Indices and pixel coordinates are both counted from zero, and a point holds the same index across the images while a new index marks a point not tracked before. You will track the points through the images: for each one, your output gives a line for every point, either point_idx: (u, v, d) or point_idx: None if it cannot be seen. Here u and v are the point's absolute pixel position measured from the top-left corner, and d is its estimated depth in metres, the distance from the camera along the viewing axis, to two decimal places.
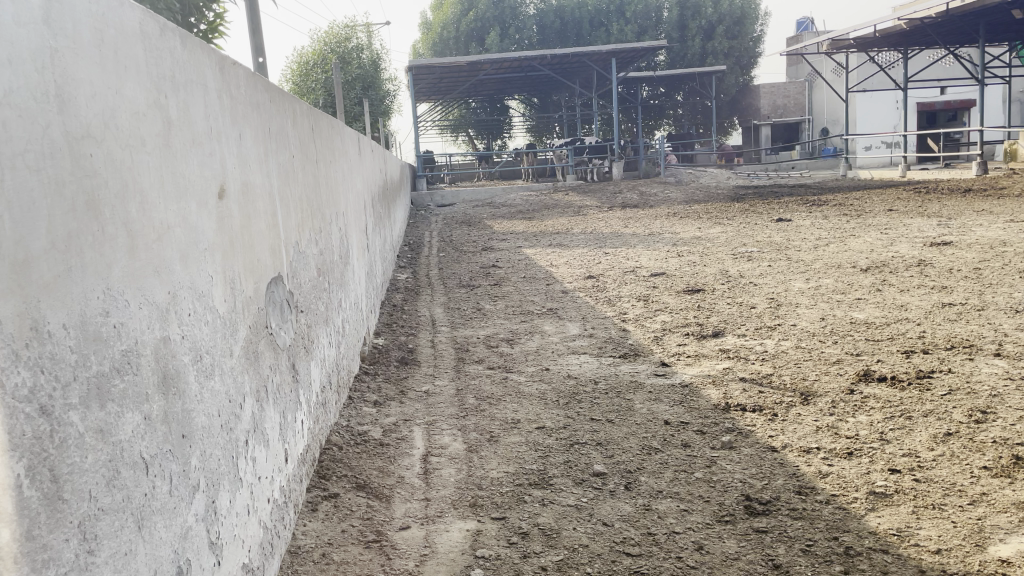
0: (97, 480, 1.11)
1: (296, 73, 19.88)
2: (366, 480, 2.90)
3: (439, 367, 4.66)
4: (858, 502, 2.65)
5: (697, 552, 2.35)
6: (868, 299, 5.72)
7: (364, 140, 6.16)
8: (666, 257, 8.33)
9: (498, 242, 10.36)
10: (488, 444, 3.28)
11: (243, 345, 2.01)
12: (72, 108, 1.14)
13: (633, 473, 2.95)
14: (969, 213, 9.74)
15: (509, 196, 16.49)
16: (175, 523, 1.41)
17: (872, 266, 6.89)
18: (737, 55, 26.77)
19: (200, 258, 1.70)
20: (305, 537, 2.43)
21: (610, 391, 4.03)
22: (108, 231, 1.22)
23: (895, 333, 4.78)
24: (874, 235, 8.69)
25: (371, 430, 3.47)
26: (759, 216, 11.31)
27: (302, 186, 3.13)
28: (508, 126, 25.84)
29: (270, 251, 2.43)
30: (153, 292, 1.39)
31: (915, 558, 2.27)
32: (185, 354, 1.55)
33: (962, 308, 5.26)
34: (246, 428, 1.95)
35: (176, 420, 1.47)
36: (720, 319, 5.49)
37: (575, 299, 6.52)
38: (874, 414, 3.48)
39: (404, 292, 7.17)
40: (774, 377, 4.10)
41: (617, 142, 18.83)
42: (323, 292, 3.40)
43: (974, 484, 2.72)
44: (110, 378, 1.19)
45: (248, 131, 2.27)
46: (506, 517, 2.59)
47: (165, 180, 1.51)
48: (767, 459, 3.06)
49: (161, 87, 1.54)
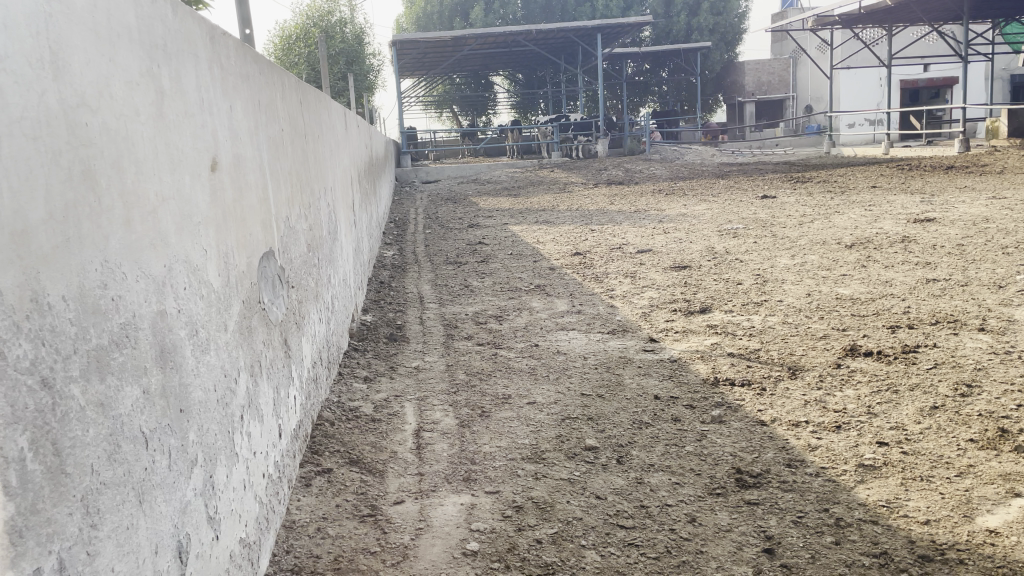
0: (98, 453, 1.10)
1: (278, 47, 19.61)
2: (359, 455, 2.90)
3: (428, 343, 4.65)
4: (847, 474, 2.68)
5: (690, 525, 2.37)
6: (853, 275, 5.76)
7: (350, 115, 6.10)
8: (652, 234, 8.33)
9: (484, 219, 10.33)
10: (479, 419, 3.28)
11: (237, 321, 1.99)
12: (67, 75, 1.11)
13: (625, 447, 2.97)
14: (951, 189, 9.80)
15: (493, 172, 16.44)
16: (175, 497, 1.41)
17: (857, 242, 6.93)
18: (723, 31, 26.76)
19: (194, 231, 1.68)
20: (300, 512, 2.43)
21: (600, 366, 4.05)
22: (105, 202, 1.20)
23: (881, 308, 4.82)
24: (857, 211, 8.73)
25: (362, 405, 3.47)
26: (744, 192, 11.33)
27: (291, 160, 3.10)
28: (493, 102, 25.68)
29: (261, 226, 2.40)
30: (149, 266, 1.37)
31: (904, 528, 2.31)
32: (181, 328, 1.53)
33: (946, 284, 5.30)
34: (240, 403, 1.94)
35: (173, 394, 1.45)
36: (706, 295, 5.51)
37: (562, 276, 6.51)
38: (861, 388, 3.52)
39: (391, 269, 7.15)
40: (762, 353, 4.13)
41: (602, 119, 18.78)
42: (313, 267, 3.39)
43: (961, 456, 2.76)
44: (109, 351, 1.17)
45: (238, 103, 2.24)
46: (500, 491, 2.60)
47: (159, 151, 1.49)
48: (757, 433, 3.08)
49: (154, 57, 1.51)
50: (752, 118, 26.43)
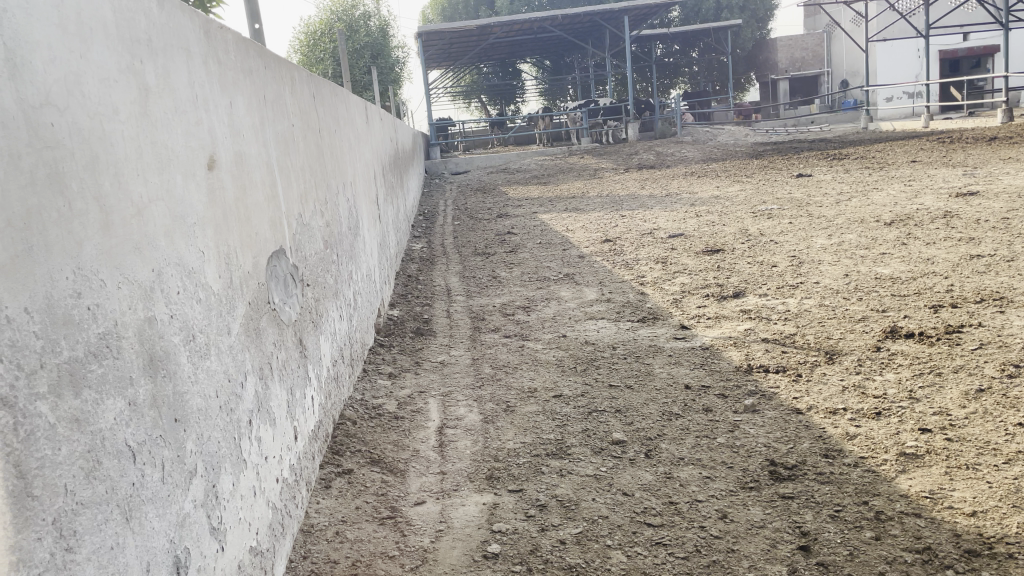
0: (73, 473, 1.06)
1: (303, 43, 19.76)
2: (380, 454, 2.84)
3: (454, 337, 4.58)
4: (889, 464, 2.56)
5: (721, 521, 2.27)
6: (892, 254, 5.56)
7: (372, 108, 6.04)
8: (684, 217, 8.18)
9: (514, 208, 10.25)
10: (504, 414, 3.21)
11: (243, 323, 1.94)
12: (28, 74, 1.06)
13: (653, 440, 2.87)
14: (996, 161, 9.46)
15: (522, 161, 16.35)
16: (170, 511, 1.35)
17: (896, 219, 6.72)
18: (753, 9, 26.37)
19: (188, 232, 1.62)
20: (319, 515, 2.38)
21: (629, 356, 3.95)
22: (77, 206, 1.15)
23: (922, 287, 4.64)
24: (897, 187, 8.47)
25: (385, 403, 3.41)
26: (778, 172, 11.09)
27: (304, 157, 3.04)
28: (522, 90, 25.50)
29: (269, 223, 2.35)
30: (134, 270, 1.32)
31: (949, 521, 2.18)
32: (175, 334, 1.48)
33: (991, 259, 5.09)
34: (248, 408, 1.89)
35: (166, 404, 1.40)
36: (740, 279, 5.36)
37: (591, 264, 6.40)
38: (902, 371, 3.38)
39: (419, 262, 7.11)
40: (797, 337, 3.99)
41: (630, 103, 18.55)
42: (332, 264, 3.33)
43: (1009, 442, 2.62)
44: (85, 363, 1.12)
45: (240, 98, 2.17)
46: (523, 490, 2.52)
47: (144, 151, 1.42)
48: (792, 422, 2.96)
49: (135, 52, 1.45)
50: (785, 96, 25.95)
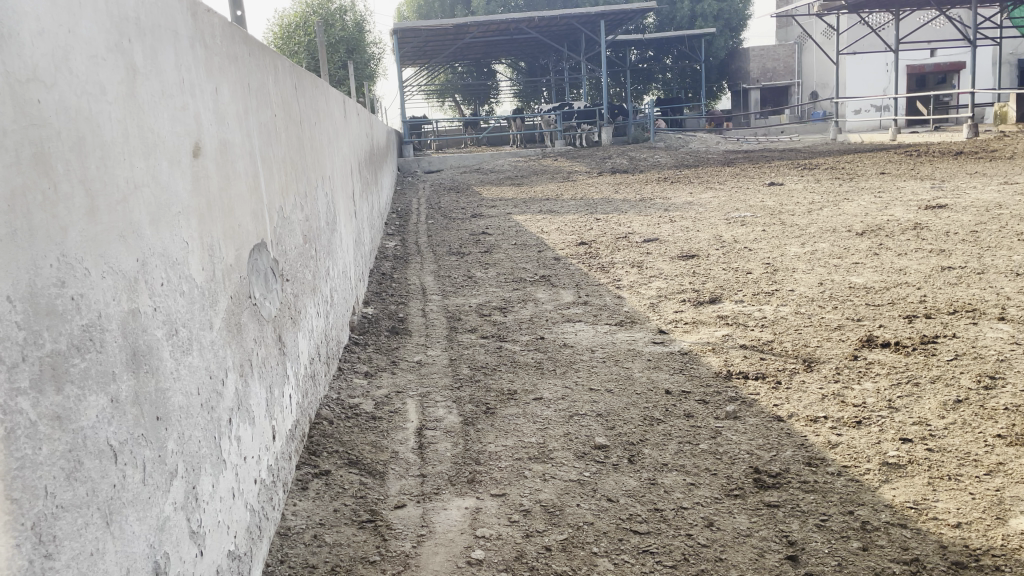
0: (54, 474, 0.99)
1: (278, 36, 19.58)
2: (358, 456, 2.78)
3: (431, 337, 4.51)
4: (871, 473, 2.55)
5: (708, 529, 2.24)
6: (865, 264, 5.61)
7: (350, 102, 5.95)
8: (658, 222, 8.20)
9: (487, 208, 10.21)
10: (484, 417, 3.16)
11: (224, 318, 1.87)
12: (13, 45, 0.98)
13: (636, 446, 2.84)
14: (962, 175, 9.62)
15: (496, 161, 16.31)
16: (150, 514, 1.28)
17: (868, 229, 6.79)
18: (727, 19, 26.64)
19: (173, 222, 1.54)
20: (296, 518, 2.31)
21: (608, 359, 3.92)
22: (63, 189, 1.08)
23: (896, 297, 4.67)
24: (867, 198, 8.57)
25: (362, 403, 3.34)
26: (751, 180, 11.16)
27: (286, 147, 2.96)
28: (496, 92, 25.48)
29: (251, 215, 2.26)
30: (118, 258, 1.24)
31: (935, 532, 2.18)
32: (158, 328, 1.41)
33: (961, 272, 5.15)
34: (228, 406, 1.81)
35: (148, 401, 1.32)
36: (715, 285, 5.37)
37: (567, 266, 6.37)
38: (880, 380, 3.39)
39: (393, 260, 7.03)
40: (775, 344, 3.99)
41: (604, 107, 18.59)
42: (310, 260, 3.26)
43: (988, 453, 2.63)
44: (68, 356, 1.05)
45: (225, 84, 2.10)
46: (506, 493, 2.48)
47: (131, 135, 1.35)
48: (774, 430, 2.95)
49: (123, 29, 1.37)
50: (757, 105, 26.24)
